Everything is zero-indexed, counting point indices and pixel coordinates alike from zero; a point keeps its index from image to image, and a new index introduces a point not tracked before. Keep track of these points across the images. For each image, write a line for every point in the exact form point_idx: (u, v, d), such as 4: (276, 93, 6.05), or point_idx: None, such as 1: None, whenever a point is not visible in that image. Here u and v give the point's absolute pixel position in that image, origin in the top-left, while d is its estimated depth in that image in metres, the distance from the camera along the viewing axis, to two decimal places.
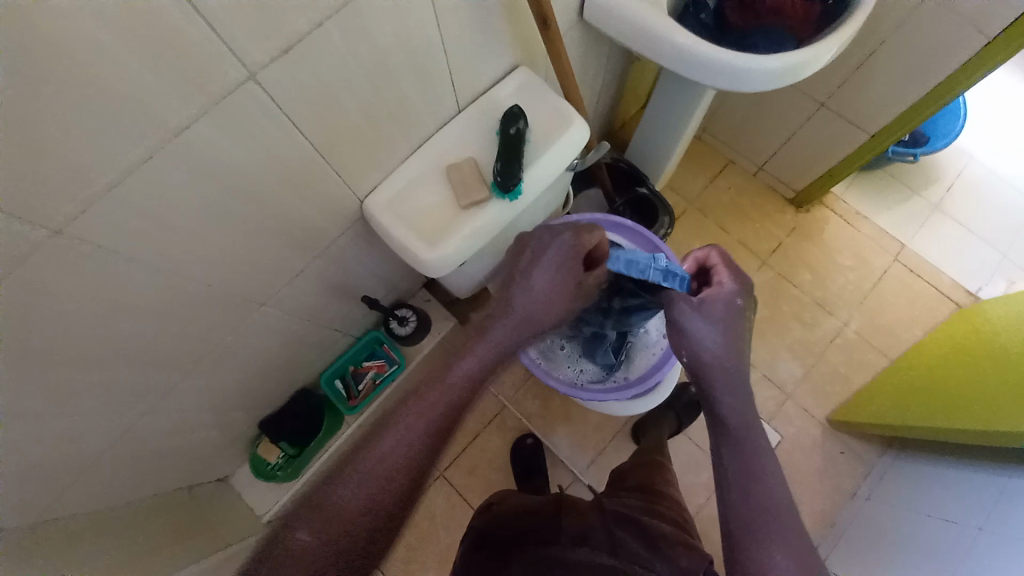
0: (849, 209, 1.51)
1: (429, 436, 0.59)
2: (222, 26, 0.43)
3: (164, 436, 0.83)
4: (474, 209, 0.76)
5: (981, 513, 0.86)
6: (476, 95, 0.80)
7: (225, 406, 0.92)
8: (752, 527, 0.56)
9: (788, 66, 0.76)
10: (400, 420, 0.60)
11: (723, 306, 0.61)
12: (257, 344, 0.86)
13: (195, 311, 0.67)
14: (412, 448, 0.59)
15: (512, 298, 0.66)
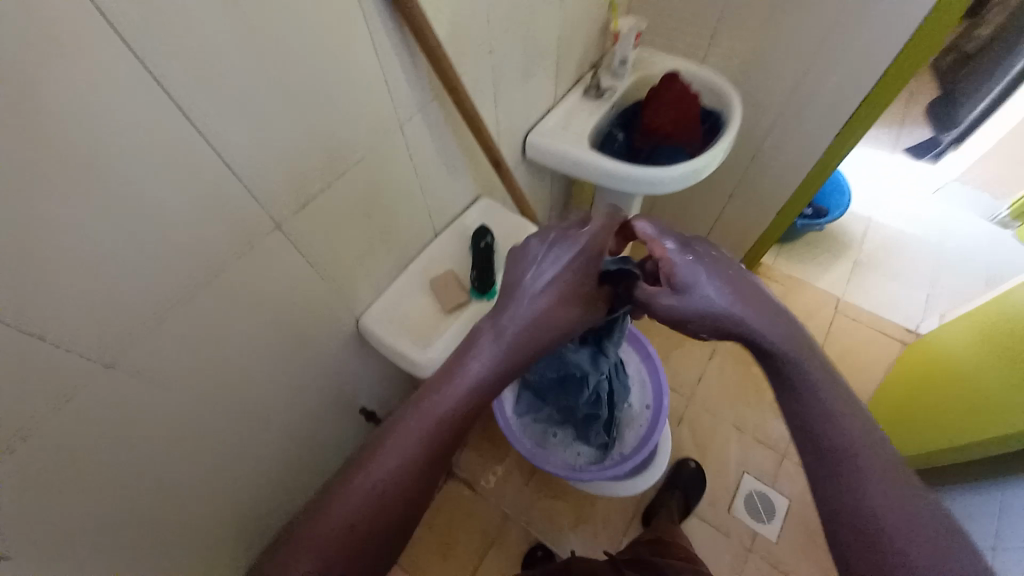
0: (783, 274, 1.73)
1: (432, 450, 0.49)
2: (259, 191, 0.58)
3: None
4: (458, 313, 0.88)
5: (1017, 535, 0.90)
6: (449, 222, 0.97)
7: (219, 550, 0.88)
8: (862, 524, 0.43)
9: (688, 171, 0.98)
10: (397, 435, 0.50)
11: (691, 268, 0.56)
12: (260, 471, 0.88)
13: (206, 439, 0.71)
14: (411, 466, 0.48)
15: (524, 295, 0.58)
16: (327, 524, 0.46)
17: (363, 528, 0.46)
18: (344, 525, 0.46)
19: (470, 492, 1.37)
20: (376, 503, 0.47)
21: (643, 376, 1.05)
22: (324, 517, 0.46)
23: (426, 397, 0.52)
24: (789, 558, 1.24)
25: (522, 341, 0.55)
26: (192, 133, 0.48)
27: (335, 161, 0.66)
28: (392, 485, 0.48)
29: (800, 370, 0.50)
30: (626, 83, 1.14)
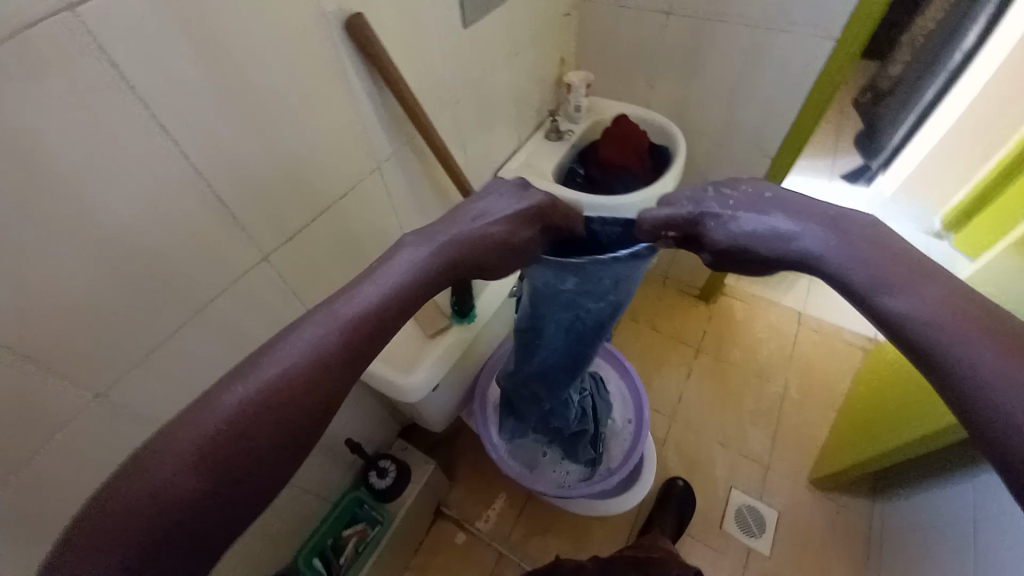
0: (748, 292, 1.84)
1: (304, 389, 0.42)
2: (245, 223, 0.63)
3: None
4: (438, 337, 0.91)
5: (970, 520, 0.96)
6: None
7: None
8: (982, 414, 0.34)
9: (643, 198, 1.08)
10: (267, 369, 0.42)
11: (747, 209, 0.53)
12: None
13: None
14: (275, 404, 0.40)
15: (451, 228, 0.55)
16: (180, 442, 0.38)
17: (214, 471, 0.37)
18: (181, 466, 0.37)
19: (459, 531, 1.34)
20: (236, 439, 0.39)
21: (624, 392, 1.08)
22: (156, 453, 0.37)
23: (313, 324, 0.44)
24: (784, 571, 1.24)
25: (437, 273, 0.51)
26: (186, 169, 0.54)
27: (316, 197, 0.72)
28: (262, 423, 0.40)
29: (875, 262, 0.43)
30: (582, 126, 1.27)
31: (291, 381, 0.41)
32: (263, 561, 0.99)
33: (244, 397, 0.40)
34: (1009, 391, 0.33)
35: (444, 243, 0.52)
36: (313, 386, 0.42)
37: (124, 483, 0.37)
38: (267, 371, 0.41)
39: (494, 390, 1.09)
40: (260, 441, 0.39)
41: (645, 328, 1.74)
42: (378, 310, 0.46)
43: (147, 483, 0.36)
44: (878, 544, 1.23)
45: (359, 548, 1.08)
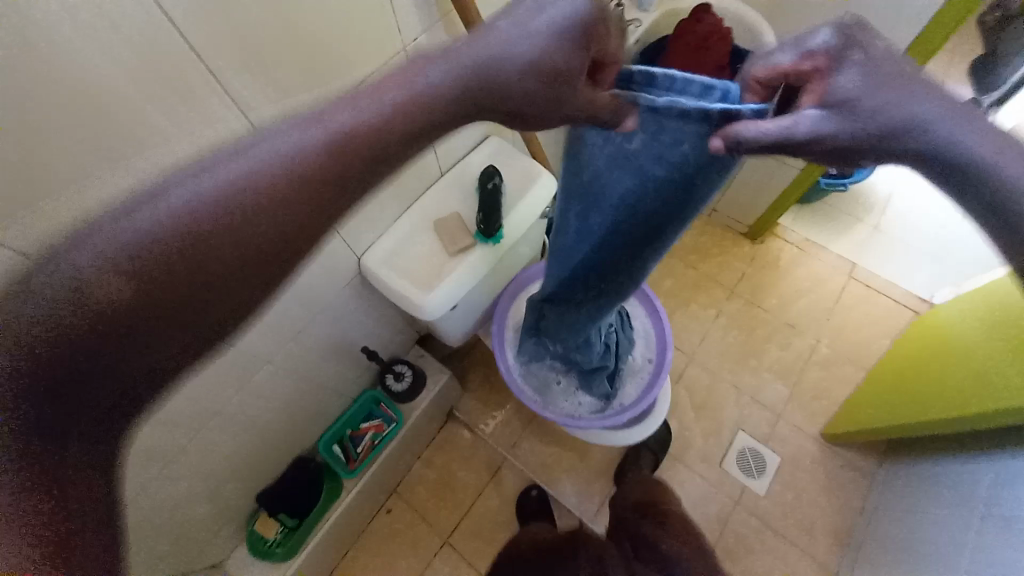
0: (800, 237, 1.68)
1: (263, 211, 0.38)
2: (245, 102, 0.54)
3: (167, 507, 0.82)
4: (462, 256, 0.85)
5: (970, 503, 0.94)
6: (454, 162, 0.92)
7: (222, 475, 0.92)
8: None
9: None
10: (225, 181, 0.37)
11: (862, 80, 0.39)
12: (262, 403, 0.90)
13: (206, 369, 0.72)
14: (228, 219, 0.37)
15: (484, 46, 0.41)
16: (114, 238, 0.34)
17: (138, 285, 0.34)
18: (114, 266, 0.34)
19: (467, 434, 1.42)
20: (160, 258, 0.35)
21: (649, 331, 1.03)
22: (88, 246, 0.34)
23: (287, 140, 0.39)
24: (775, 511, 1.28)
25: (431, 108, 0.41)
26: (166, 28, 0.44)
27: (328, 78, 0.61)
28: (186, 248, 0.36)
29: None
30: (652, 18, 1.05)
31: (225, 206, 0.37)
32: (285, 444, 1.06)
33: (195, 205, 0.36)
34: None
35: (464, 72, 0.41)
36: (247, 219, 0.37)
37: (42, 269, 0.33)
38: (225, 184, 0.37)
39: (513, 314, 1.05)
40: (183, 266, 0.36)
41: (679, 264, 1.63)
42: (340, 142, 0.39)
43: (75, 277, 0.33)
44: (874, 501, 1.25)
45: (375, 441, 1.14)
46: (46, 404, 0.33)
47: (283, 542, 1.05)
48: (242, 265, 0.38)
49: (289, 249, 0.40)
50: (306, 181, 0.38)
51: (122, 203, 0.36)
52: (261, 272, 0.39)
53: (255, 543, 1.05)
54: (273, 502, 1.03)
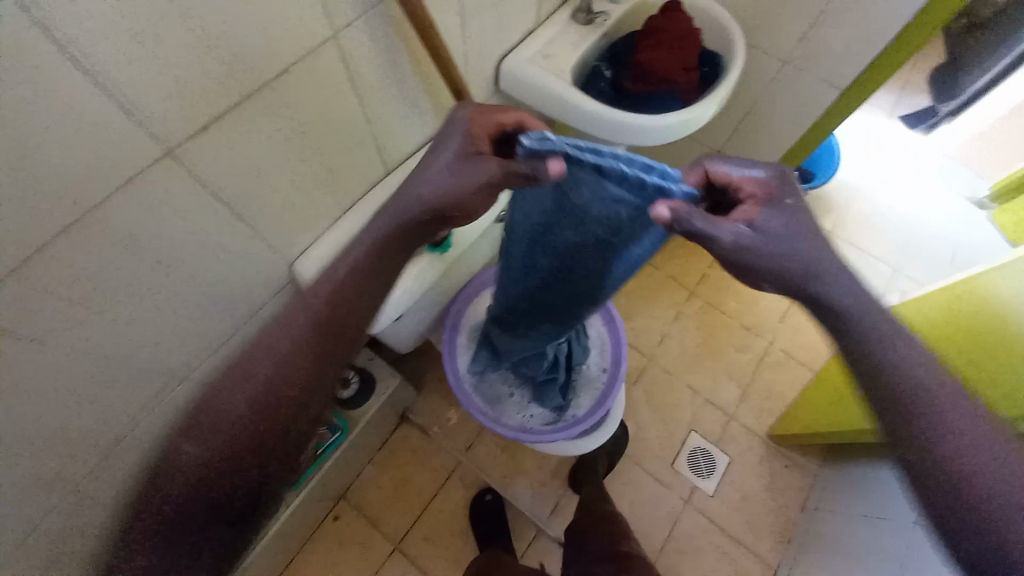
0: None
1: (307, 347, 0.54)
2: (123, 91, 0.44)
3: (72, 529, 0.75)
4: (407, 263, 0.78)
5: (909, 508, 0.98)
6: (404, 158, 0.85)
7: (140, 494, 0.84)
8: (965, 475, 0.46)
9: (679, 123, 0.88)
10: (269, 342, 0.55)
11: (780, 218, 0.52)
12: None
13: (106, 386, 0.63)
14: (281, 365, 0.54)
15: (417, 175, 0.59)
16: (209, 413, 0.53)
17: (234, 433, 0.52)
18: (216, 430, 0.52)
19: (422, 437, 1.38)
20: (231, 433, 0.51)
21: (604, 340, 1.01)
22: (192, 431, 0.52)
23: (301, 302, 0.56)
24: (723, 511, 1.32)
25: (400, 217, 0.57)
26: (23, 22, 0.36)
27: (249, 79, 0.53)
28: (247, 407, 0.52)
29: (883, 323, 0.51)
30: (622, 11, 0.99)
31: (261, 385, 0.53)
32: None
33: (256, 366, 0.54)
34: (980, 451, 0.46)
35: (402, 195, 0.59)
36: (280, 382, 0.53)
37: (166, 459, 0.52)
38: (266, 346, 0.55)
39: (467, 320, 1.00)
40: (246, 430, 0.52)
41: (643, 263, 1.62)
42: (341, 290, 0.55)
43: (190, 453, 0.51)
44: (815, 501, 1.30)
45: (317, 451, 1.08)
46: (196, 537, 0.50)
47: None
48: (308, 391, 0.54)
49: (332, 361, 0.55)
50: (327, 319, 0.55)
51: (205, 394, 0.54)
52: (319, 388, 0.55)
53: None
54: None
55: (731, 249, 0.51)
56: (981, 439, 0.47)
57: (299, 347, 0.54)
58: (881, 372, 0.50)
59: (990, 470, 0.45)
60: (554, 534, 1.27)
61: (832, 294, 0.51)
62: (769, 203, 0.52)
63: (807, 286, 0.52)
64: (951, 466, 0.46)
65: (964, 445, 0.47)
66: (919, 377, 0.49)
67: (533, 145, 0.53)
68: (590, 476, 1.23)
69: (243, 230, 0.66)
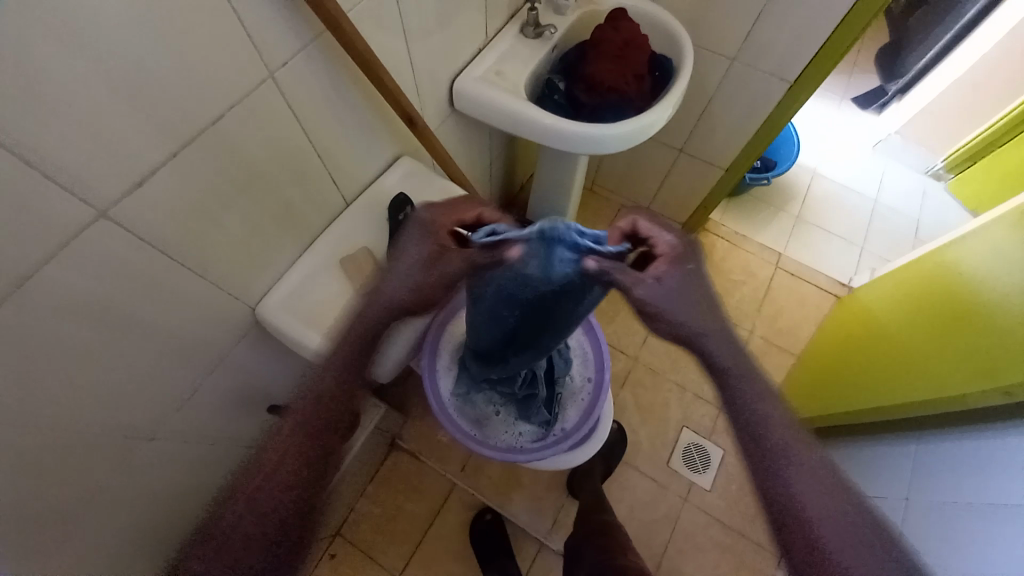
0: (729, 231, 1.75)
1: (306, 446, 0.52)
2: (43, 159, 0.42)
3: None
4: (375, 295, 0.76)
5: (907, 485, 1.02)
6: (363, 188, 0.84)
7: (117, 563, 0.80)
8: (795, 511, 0.48)
9: (634, 129, 0.88)
10: (275, 441, 0.53)
11: (686, 275, 0.57)
12: (159, 477, 0.78)
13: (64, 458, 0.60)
14: (282, 468, 0.51)
15: (394, 269, 0.62)
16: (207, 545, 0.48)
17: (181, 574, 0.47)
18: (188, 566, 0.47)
19: (414, 463, 1.35)
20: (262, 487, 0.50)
21: (586, 349, 1.00)
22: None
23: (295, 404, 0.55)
24: (721, 504, 1.32)
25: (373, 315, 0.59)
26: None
27: (183, 124, 0.51)
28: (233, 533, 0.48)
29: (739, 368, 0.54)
30: (569, 22, 1.00)
31: (281, 436, 0.53)
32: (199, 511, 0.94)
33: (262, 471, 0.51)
34: (806, 487, 0.48)
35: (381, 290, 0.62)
36: (315, 413, 0.54)
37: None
38: (269, 448, 0.53)
39: (445, 343, 0.99)
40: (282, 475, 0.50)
41: None
42: (324, 390, 0.55)
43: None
44: None
45: None
46: None
47: None
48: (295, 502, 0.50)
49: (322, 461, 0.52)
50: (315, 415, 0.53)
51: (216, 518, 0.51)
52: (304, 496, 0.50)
53: None
54: None
55: (643, 301, 0.56)
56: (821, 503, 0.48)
57: (296, 446, 0.52)
58: (745, 415, 0.52)
59: (819, 520, 0.47)
60: (557, 547, 1.26)
61: (709, 349, 0.55)
62: (674, 261, 0.56)
63: (692, 337, 0.55)
64: (787, 505, 0.48)
65: (802, 499, 0.48)
66: (783, 434, 0.51)
67: (485, 233, 0.61)
68: (587, 485, 1.22)
69: (196, 279, 0.63)
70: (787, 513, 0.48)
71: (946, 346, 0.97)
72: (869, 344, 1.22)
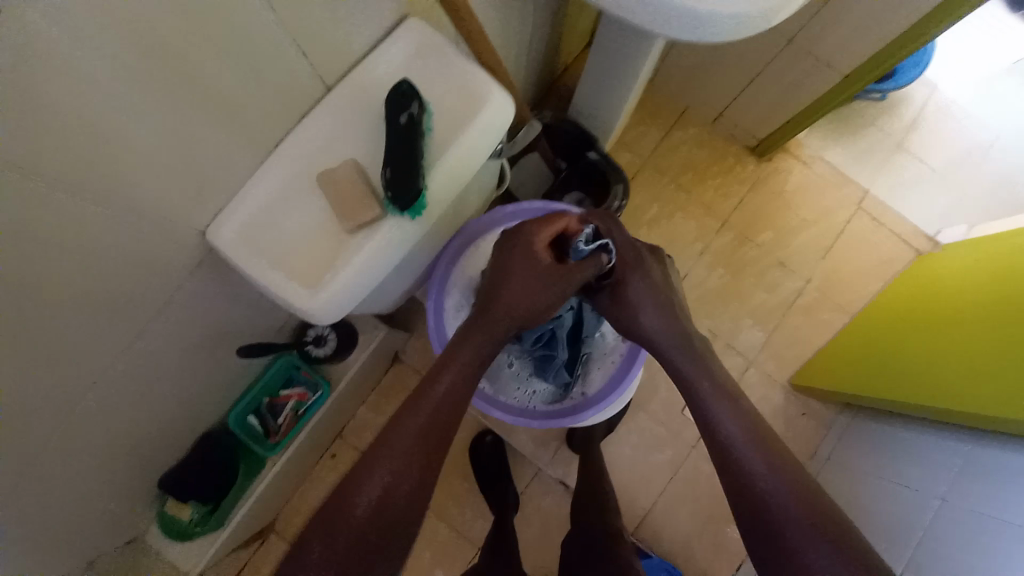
0: (810, 155, 1.44)
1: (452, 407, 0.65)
2: None
3: (39, 531, 0.66)
4: (366, 231, 0.56)
5: (941, 483, 0.91)
6: (349, 67, 0.58)
7: (112, 475, 0.76)
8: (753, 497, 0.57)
9: (755, 13, 0.59)
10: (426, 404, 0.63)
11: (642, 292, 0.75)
12: (136, 403, 0.69)
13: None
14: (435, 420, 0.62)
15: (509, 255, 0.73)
16: (382, 465, 0.57)
17: (375, 506, 0.55)
18: (365, 498, 0.55)
19: (416, 379, 1.28)
20: (407, 443, 0.59)
21: None
22: (345, 501, 0.55)
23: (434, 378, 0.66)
24: None
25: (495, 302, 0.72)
26: None
27: None
28: (404, 461, 0.58)
29: (691, 364, 0.70)
30: None
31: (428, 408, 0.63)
32: (190, 424, 0.88)
33: (415, 418, 0.62)
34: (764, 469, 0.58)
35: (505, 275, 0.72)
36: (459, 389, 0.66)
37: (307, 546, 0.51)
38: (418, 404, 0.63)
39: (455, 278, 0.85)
40: (402, 496, 0.57)
41: (670, 185, 1.39)
42: (459, 372, 0.67)
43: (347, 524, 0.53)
44: (828, 450, 1.25)
45: (297, 411, 1.00)
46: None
47: (202, 521, 0.93)
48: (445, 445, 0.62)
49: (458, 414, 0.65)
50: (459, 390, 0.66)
51: (370, 452, 0.59)
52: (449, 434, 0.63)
53: (171, 524, 0.92)
54: (178, 489, 0.89)
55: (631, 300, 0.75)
56: (788, 489, 0.56)
57: (443, 406, 0.64)
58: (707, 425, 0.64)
59: (785, 510, 0.55)
60: (554, 476, 1.25)
61: (672, 355, 0.72)
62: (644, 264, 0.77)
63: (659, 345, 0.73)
64: (742, 494, 0.58)
65: (771, 500, 0.56)
66: (730, 429, 0.62)
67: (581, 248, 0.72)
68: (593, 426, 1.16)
69: (91, 203, 0.45)
70: (752, 500, 0.57)
71: (1013, 347, 0.83)
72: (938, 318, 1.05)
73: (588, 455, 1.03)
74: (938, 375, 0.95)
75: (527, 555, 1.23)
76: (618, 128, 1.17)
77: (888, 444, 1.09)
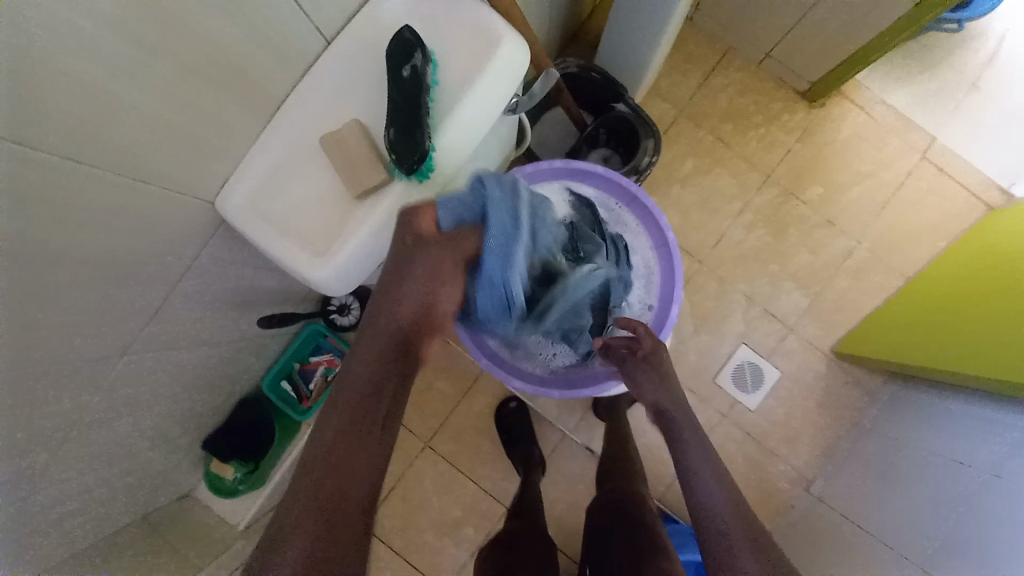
0: (869, 98, 1.28)
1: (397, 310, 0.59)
2: None
3: (95, 483, 0.72)
4: (373, 197, 0.53)
5: (991, 458, 0.85)
6: (350, 16, 0.54)
7: (157, 434, 0.80)
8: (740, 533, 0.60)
9: None
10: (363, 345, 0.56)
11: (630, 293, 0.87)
12: (167, 368, 0.72)
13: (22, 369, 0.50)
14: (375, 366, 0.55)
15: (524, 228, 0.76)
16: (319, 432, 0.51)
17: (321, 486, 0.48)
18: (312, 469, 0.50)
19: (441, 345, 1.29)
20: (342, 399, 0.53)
21: (648, 268, 0.87)
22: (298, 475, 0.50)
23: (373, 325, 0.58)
24: (765, 424, 1.22)
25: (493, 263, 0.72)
26: None
27: None
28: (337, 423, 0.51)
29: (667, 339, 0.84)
30: None
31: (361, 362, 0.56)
32: (226, 387, 0.93)
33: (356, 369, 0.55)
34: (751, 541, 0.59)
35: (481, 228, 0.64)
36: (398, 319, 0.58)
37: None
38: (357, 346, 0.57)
39: None
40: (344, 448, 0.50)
41: (707, 138, 1.28)
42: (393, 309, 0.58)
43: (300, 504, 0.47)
44: (872, 420, 1.18)
45: (328, 377, 1.03)
46: None
47: (244, 479, 0.99)
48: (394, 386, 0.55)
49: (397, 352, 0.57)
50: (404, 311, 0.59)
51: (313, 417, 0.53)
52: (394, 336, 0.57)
53: (217, 482, 0.99)
54: (220, 448, 0.95)
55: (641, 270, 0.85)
56: None
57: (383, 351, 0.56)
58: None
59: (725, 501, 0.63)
60: (579, 441, 1.25)
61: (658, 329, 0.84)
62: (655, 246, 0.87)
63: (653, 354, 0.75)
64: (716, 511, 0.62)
65: None
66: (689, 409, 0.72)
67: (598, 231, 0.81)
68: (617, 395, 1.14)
69: (95, 173, 0.45)
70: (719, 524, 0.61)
71: None
72: (996, 282, 0.96)
73: (614, 422, 1.02)
74: (996, 341, 0.87)
75: (551, 516, 1.25)
76: (650, 76, 1.07)
77: (919, 410, 1.06)
